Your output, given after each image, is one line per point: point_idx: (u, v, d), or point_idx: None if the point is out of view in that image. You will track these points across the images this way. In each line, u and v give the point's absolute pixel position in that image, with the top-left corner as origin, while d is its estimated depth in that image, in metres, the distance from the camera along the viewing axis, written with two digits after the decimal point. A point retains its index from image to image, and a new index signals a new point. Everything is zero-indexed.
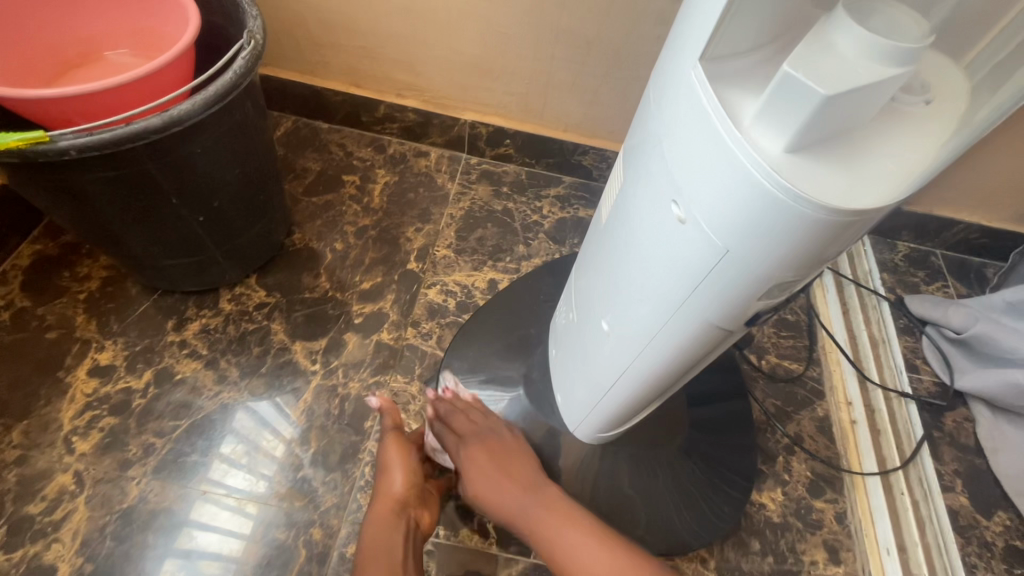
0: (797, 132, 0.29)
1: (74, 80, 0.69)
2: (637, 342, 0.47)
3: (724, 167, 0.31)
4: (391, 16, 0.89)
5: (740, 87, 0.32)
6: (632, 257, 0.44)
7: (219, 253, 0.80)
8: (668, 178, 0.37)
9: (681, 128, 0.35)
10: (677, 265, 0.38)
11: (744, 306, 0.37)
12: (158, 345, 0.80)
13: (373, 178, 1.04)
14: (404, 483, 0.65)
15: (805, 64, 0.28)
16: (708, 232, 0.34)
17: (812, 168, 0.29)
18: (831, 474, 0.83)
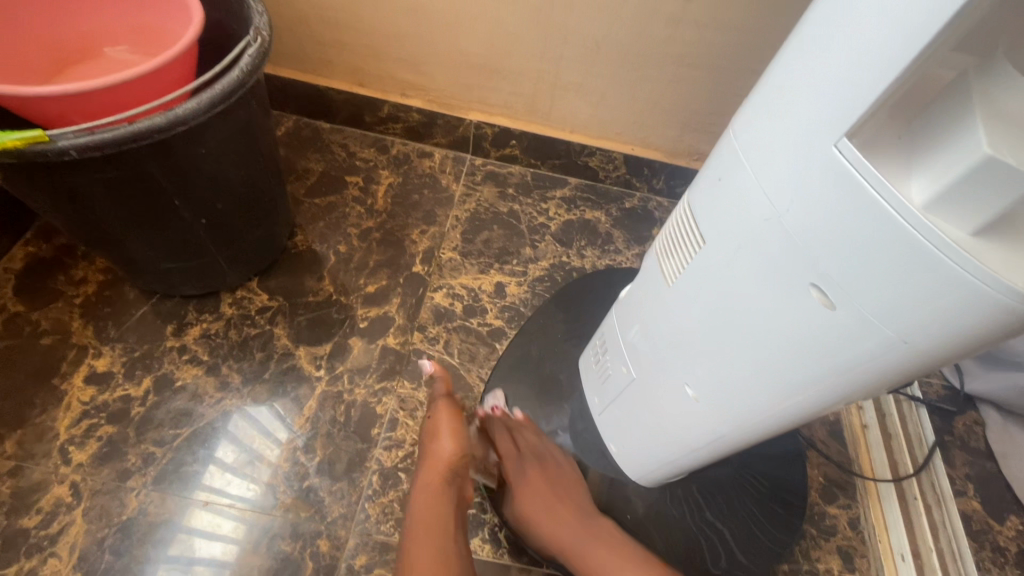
0: (993, 216, 0.25)
1: (72, 78, 0.66)
2: (749, 414, 0.43)
3: (909, 259, 0.27)
4: (397, 14, 0.87)
5: (891, 161, 0.28)
6: (737, 329, 0.40)
7: (221, 256, 0.78)
8: (798, 258, 0.33)
9: (820, 208, 0.30)
10: (817, 349, 0.34)
11: (897, 384, 0.34)
12: (157, 351, 0.78)
13: (377, 179, 1.02)
14: (453, 450, 0.64)
15: (992, 139, 0.25)
16: (872, 323, 0.30)
17: (1016, 252, 0.26)
18: (843, 479, 0.82)
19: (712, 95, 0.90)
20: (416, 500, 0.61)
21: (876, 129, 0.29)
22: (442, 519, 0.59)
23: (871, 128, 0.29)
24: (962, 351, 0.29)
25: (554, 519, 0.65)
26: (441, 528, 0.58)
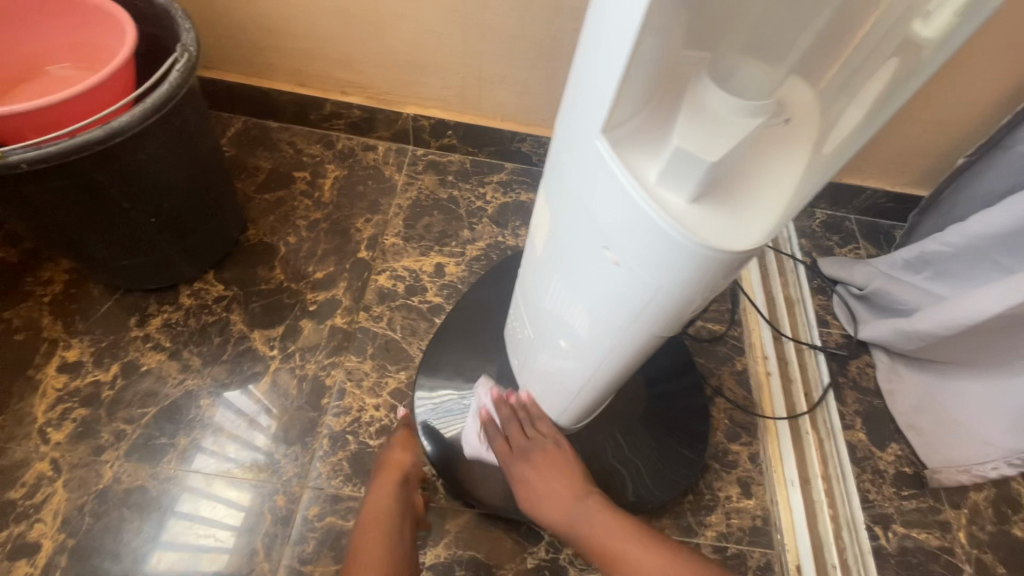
0: (693, 189, 0.34)
1: (20, 95, 0.73)
2: (595, 356, 0.52)
3: (643, 225, 0.36)
4: (331, 19, 0.94)
5: (639, 147, 0.37)
6: (575, 288, 0.48)
7: (174, 252, 0.86)
8: (594, 227, 0.41)
9: (596, 188, 0.39)
10: (617, 297, 0.43)
11: (677, 319, 0.43)
12: (122, 341, 0.86)
13: (324, 173, 1.10)
14: (407, 458, 0.75)
15: (691, 134, 0.33)
16: (638, 275, 0.39)
17: (711, 216, 0.35)
18: (747, 420, 0.93)
19: None
20: (370, 498, 0.71)
21: (632, 125, 0.37)
22: (396, 511, 0.69)
23: (627, 124, 0.37)
24: (701, 290, 0.38)
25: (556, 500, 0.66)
26: (393, 519, 0.68)
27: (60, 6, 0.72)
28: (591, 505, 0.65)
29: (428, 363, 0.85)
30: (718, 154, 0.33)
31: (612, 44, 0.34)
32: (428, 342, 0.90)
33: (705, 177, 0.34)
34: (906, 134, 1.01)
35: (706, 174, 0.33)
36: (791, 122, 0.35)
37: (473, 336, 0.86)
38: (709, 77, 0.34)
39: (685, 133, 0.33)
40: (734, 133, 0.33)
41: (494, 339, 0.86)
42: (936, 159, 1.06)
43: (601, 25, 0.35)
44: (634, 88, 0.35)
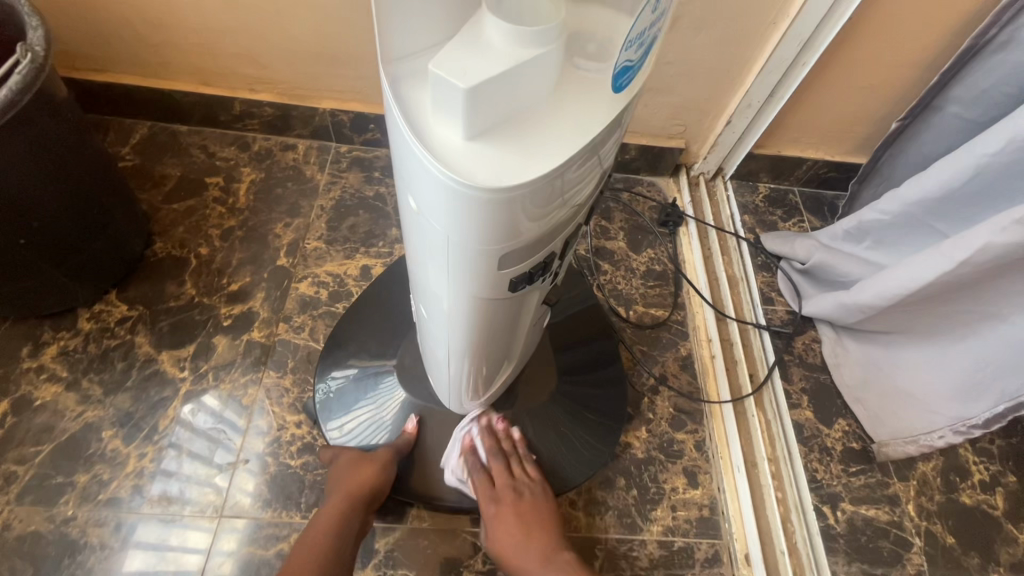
0: (462, 121, 0.31)
1: None
2: (445, 319, 0.50)
3: (418, 166, 0.33)
4: (222, 10, 0.87)
5: (420, 80, 0.33)
6: (412, 247, 0.45)
7: (61, 273, 0.79)
8: (400, 175, 0.38)
9: (389, 130, 0.36)
10: (434, 254, 0.40)
11: (498, 275, 0.40)
12: (14, 375, 0.79)
13: (238, 177, 1.03)
14: (366, 475, 0.70)
15: (455, 59, 0.30)
16: (433, 223, 0.36)
17: (484, 152, 0.32)
18: (692, 406, 0.90)
19: None
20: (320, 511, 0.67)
21: (416, 61, 0.34)
22: (340, 533, 0.65)
23: (413, 60, 0.34)
24: (492, 240, 0.35)
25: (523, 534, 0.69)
26: (337, 541, 0.64)
27: None
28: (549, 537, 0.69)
29: (332, 351, 0.82)
30: (474, 81, 0.29)
31: None
32: (338, 318, 0.87)
33: (468, 109, 0.30)
34: (839, 101, 0.98)
35: (467, 105, 0.30)
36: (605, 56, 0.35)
37: (380, 321, 0.83)
38: (488, 7, 0.32)
39: (446, 57, 0.30)
40: (504, 58, 0.30)
41: (402, 320, 0.82)
42: (872, 125, 1.03)
43: None
44: (408, 13, 0.32)
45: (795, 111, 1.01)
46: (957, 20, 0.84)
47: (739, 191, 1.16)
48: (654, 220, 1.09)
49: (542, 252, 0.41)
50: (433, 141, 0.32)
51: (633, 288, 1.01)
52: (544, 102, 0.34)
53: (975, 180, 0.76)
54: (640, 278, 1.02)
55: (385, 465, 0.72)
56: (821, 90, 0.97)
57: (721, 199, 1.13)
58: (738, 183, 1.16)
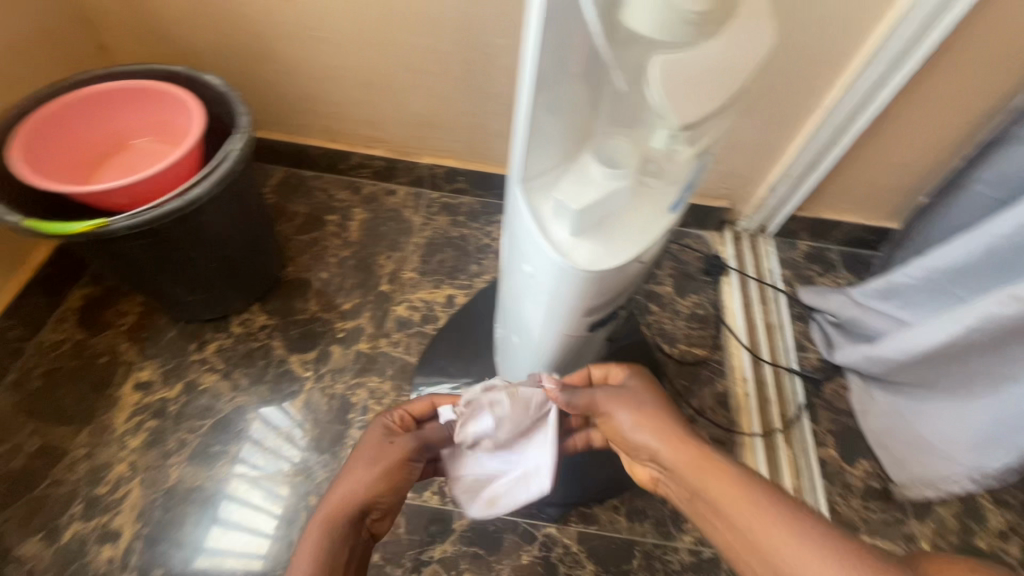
0: (571, 226, 0.49)
1: (112, 166, 0.92)
2: (533, 346, 0.67)
3: (538, 250, 0.50)
4: (358, 89, 1.11)
5: (543, 194, 0.52)
6: (516, 293, 0.63)
7: (227, 288, 1.03)
8: (519, 248, 0.56)
9: (517, 220, 0.53)
10: (536, 302, 0.57)
11: (580, 320, 0.57)
12: (184, 365, 1.02)
13: (352, 216, 1.26)
14: (370, 493, 0.59)
15: (571, 189, 0.48)
16: (542, 284, 0.53)
17: (583, 244, 0.49)
18: (725, 436, 1.02)
19: None
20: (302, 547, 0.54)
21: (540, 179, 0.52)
22: (347, 527, 0.57)
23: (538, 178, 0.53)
24: (582, 299, 0.52)
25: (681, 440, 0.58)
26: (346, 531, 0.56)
27: (140, 95, 0.90)
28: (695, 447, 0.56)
29: (424, 363, 1.03)
30: (583, 204, 0.47)
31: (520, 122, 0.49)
32: (431, 336, 1.07)
33: (576, 219, 0.48)
34: (872, 175, 1.11)
35: (576, 217, 0.48)
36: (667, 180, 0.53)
37: (464, 342, 1.04)
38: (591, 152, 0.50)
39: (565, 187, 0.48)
40: (602, 189, 0.48)
41: (482, 345, 1.03)
42: (905, 195, 1.14)
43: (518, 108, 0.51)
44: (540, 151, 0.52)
45: (832, 182, 1.14)
46: (978, 114, 0.96)
47: (780, 246, 1.29)
48: (700, 268, 1.23)
49: (612, 306, 0.58)
50: (550, 236, 0.50)
51: (678, 328, 1.15)
52: (623, 212, 0.51)
53: (988, 258, 0.87)
54: (685, 320, 1.16)
55: (398, 468, 0.62)
56: (856, 166, 1.10)
57: (763, 253, 1.27)
58: (778, 239, 1.29)
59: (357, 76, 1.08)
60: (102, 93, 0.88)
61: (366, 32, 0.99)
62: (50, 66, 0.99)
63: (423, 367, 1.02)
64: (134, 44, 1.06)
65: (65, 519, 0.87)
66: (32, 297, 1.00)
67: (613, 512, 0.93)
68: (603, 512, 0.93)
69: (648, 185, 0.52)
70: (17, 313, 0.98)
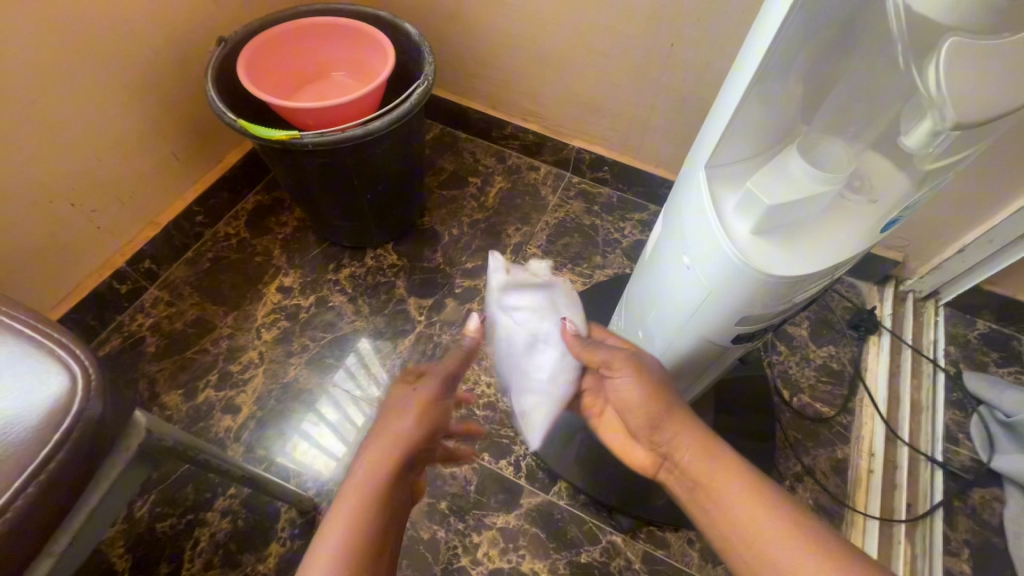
0: (755, 222, 0.45)
1: (308, 92, 1.03)
2: (661, 345, 0.64)
3: (709, 240, 0.47)
4: (532, 61, 1.13)
5: (728, 186, 0.48)
6: (659, 285, 0.60)
7: (372, 222, 1.10)
8: (681, 238, 0.53)
9: (689, 207, 0.50)
10: (684, 297, 0.54)
11: (729, 328, 0.53)
12: (321, 281, 1.12)
13: (492, 183, 1.29)
14: (416, 436, 0.55)
15: (765, 184, 0.44)
16: (699, 278, 0.50)
17: (762, 245, 0.45)
18: (833, 507, 0.92)
19: None
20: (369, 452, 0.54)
21: (728, 169, 0.49)
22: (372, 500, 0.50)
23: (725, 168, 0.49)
24: (740, 304, 0.48)
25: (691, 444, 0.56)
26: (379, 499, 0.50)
27: (349, 33, 1.00)
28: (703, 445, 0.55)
29: None
30: (777, 200, 0.43)
31: (727, 104, 0.46)
32: None
33: (763, 216, 0.44)
34: None
35: (764, 214, 0.44)
36: (877, 198, 0.47)
37: None
38: (796, 152, 0.46)
39: (758, 180, 0.45)
40: (802, 191, 0.44)
41: None
42: None
43: (724, 92, 0.48)
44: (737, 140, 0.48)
45: None
46: None
47: (951, 319, 1.11)
48: (846, 320, 1.10)
49: (767, 323, 0.53)
50: (726, 228, 0.46)
51: (804, 377, 1.04)
52: (816, 222, 0.46)
53: None
54: (815, 370, 1.05)
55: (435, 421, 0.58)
56: None
57: (928, 321, 1.10)
58: (951, 312, 1.11)
59: (535, 46, 1.10)
60: (318, 25, 0.98)
61: (555, 5, 1.00)
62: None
63: None
64: None
65: (202, 383, 0.99)
66: (219, 191, 1.15)
67: (686, 543, 0.87)
68: (675, 540, 0.87)
69: (853, 200, 0.47)
70: (206, 202, 1.13)
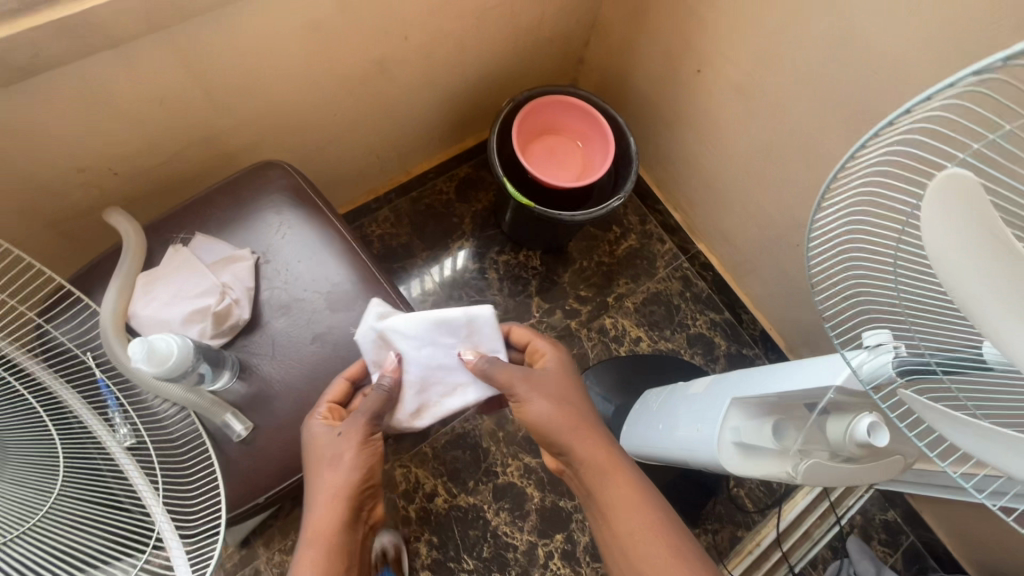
0: (732, 438, 0.91)
1: (544, 139, 1.43)
2: (669, 441, 1.12)
3: (712, 432, 0.93)
4: (701, 185, 1.49)
5: (741, 411, 0.91)
6: (687, 419, 1.07)
7: (537, 239, 1.56)
8: (707, 414, 0.99)
9: (717, 406, 0.96)
10: (693, 438, 1.01)
11: (703, 465, 1.00)
12: (486, 255, 1.61)
13: (627, 238, 1.69)
14: (356, 479, 0.74)
15: (746, 426, 0.90)
16: (702, 440, 0.97)
17: (732, 449, 0.91)
18: (715, 557, 1.45)
19: (828, 342, 1.38)
20: (316, 511, 0.73)
21: (747, 406, 0.91)
22: (331, 533, 0.71)
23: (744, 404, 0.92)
24: (711, 463, 0.95)
25: (573, 431, 0.81)
26: (337, 526, 0.72)
27: (591, 118, 1.37)
28: (590, 443, 0.80)
29: (599, 366, 1.51)
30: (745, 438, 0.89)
31: (759, 381, 0.89)
32: (611, 356, 1.55)
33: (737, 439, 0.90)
34: (979, 524, 1.30)
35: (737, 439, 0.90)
36: (792, 460, 0.85)
37: (627, 376, 1.49)
38: (774, 422, 0.87)
39: (746, 423, 0.90)
40: (758, 438, 0.88)
41: (635, 387, 1.48)
42: (991, 559, 1.33)
43: (764, 371, 0.90)
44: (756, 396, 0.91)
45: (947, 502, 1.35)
46: None
47: (872, 498, 1.53)
48: None
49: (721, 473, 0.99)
50: (722, 433, 0.91)
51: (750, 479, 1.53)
52: (766, 456, 0.88)
53: None
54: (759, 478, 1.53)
55: (372, 454, 0.77)
56: (974, 510, 1.29)
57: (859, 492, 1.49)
58: (876, 494, 1.52)
59: (709, 178, 1.45)
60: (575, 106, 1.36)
61: (736, 168, 1.34)
62: (557, 52, 1.49)
63: (597, 368, 1.50)
64: (607, 61, 1.52)
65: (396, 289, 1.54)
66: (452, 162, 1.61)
67: None
68: None
69: (785, 452, 0.86)
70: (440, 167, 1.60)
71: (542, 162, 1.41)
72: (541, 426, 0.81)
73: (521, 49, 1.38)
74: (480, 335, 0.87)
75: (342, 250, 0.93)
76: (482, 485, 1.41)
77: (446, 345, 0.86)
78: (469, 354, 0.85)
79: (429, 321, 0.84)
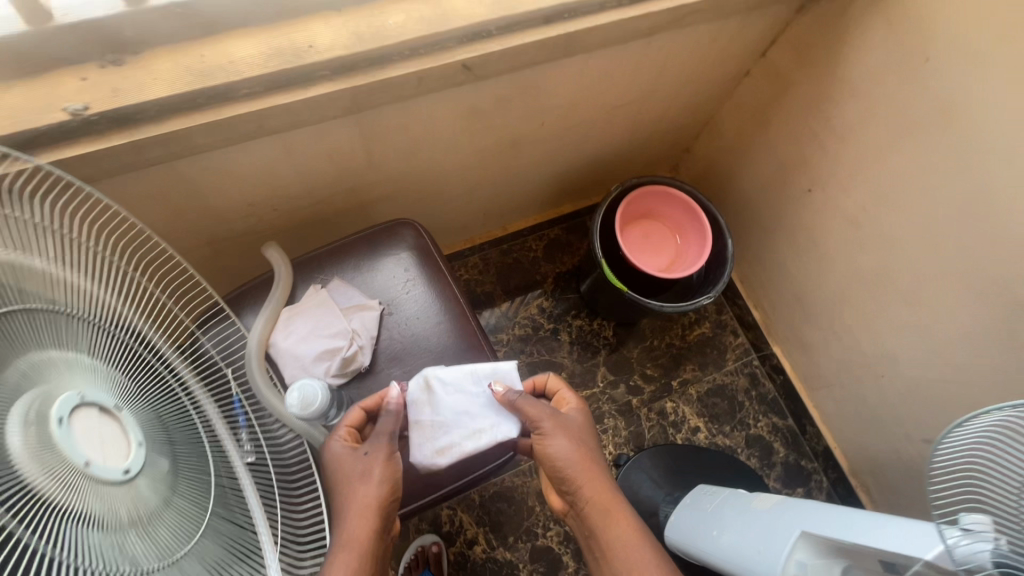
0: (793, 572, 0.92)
1: (641, 223, 1.49)
2: (720, 550, 1.12)
3: (774, 559, 0.95)
4: (789, 291, 1.50)
5: (806, 546, 0.92)
6: (743, 535, 1.07)
7: (614, 313, 1.61)
8: (769, 538, 1.00)
9: (782, 534, 0.97)
10: (749, 559, 1.02)
11: None
12: (562, 317, 1.67)
13: (700, 325, 1.71)
14: (382, 493, 0.81)
15: (811, 562, 0.91)
16: (760, 563, 0.98)
17: None
18: None
19: (896, 478, 1.34)
20: (350, 521, 0.78)
21: (814, 543, 0.92)
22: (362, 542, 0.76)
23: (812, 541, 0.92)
24: None
25: (587, 472, 0.80)
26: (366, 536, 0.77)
27: (691, 213, 1.42)
28: (602, 491, 0.80)
29: (658, 450, 1.52)
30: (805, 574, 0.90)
31: (831, 522, 0.90)
32: (667, 441, 1.56)
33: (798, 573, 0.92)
34: None
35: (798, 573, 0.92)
36: None
37: (681, 465, 1.50)
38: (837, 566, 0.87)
39: (810, 560, 0.91)
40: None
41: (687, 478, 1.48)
42: None
43: (839, 513, 0.91)
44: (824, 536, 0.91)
45: None
46: None
47: None
48: None
49: None
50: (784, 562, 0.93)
51: None
52: None
53: None
54: None
55: (395, 469, 0.84)
56: None
57: None
58: None
59: (798, 288, 1.46)
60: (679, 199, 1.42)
61: (829, 286, 1.36)
62: (669, 142, 1.56)
63: (654, 451, 1.52)
64: (715, 157, 1.58)
65: None
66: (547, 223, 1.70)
67: None
68: None
69: None
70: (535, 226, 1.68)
71: (638, 249, 1.47)
72: (562, 465, 0.80)
73: (635, 137, 1.46)
74: (508, 379, 0.89)
75: (454, 313, 1.01)
76: (520, 542, 1.44)
77: (478, 390, 0.89)
78: (499, 387, 0.87)
79: (463, 368, 0.90)
